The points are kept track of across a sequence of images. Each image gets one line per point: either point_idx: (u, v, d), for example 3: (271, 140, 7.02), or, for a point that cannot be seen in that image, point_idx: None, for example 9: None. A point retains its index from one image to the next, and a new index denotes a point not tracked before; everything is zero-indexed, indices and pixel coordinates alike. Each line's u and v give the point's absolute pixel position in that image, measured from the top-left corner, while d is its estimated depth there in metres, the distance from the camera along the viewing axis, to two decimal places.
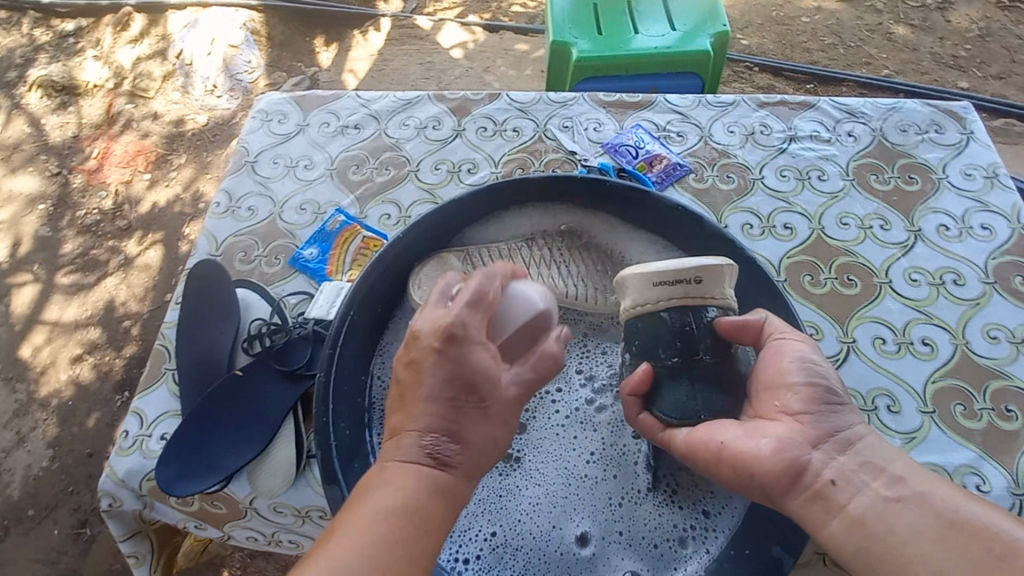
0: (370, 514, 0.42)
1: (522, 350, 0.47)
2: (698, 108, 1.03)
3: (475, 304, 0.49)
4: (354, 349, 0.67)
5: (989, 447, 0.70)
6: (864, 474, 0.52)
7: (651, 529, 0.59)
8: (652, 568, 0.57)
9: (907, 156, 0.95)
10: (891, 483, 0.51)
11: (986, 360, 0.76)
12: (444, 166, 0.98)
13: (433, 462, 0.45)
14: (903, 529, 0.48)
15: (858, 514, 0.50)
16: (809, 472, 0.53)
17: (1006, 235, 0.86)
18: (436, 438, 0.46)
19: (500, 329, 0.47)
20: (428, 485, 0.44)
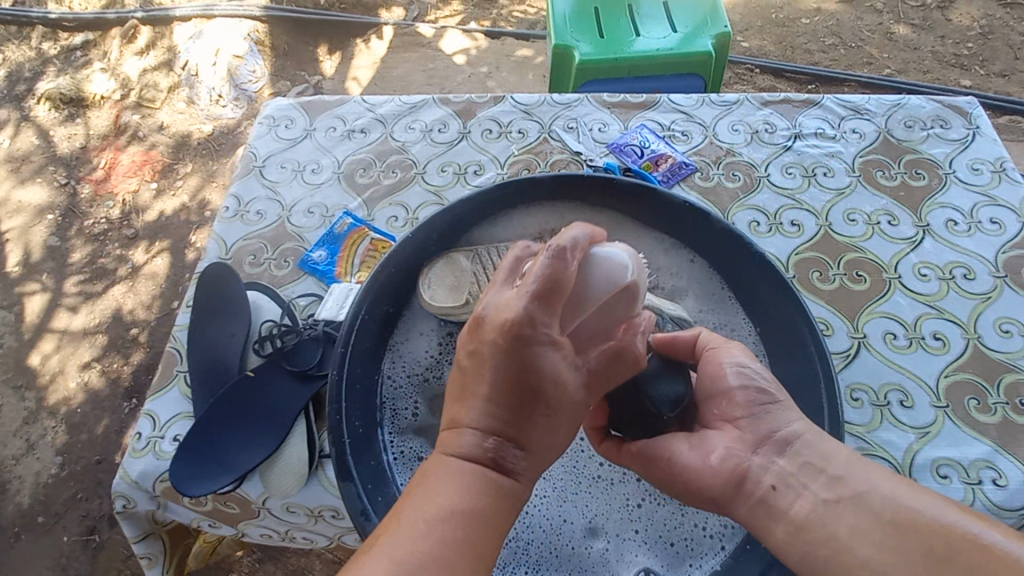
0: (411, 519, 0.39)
1: (453, 403, 0.44)
2: (702, 107, 1.04)
3: (477, 324, 0.45)
4: (365, 348, 0.67)
5: (1004, 440, 0.69)
6: (802, 476, 0.52)
7: (665, 526, 0.59)
8: (666, 566, 0.57)
9: (912, 152, 0.96)
10: (833, 484, 0.50)
11: (999, 353, 0.76)
12: (450, 168, 0.99)
13: (482, 455, 0.42)
14: (839, 527, 0.48)
15: (800, 519, 0.50)
16: (748, 480, 0.54)
17: (1016, 228, 0.86)
18: (488, 440, 0.42)
19: (473, 345, 0.44)
20: (489, 483, 0.41)
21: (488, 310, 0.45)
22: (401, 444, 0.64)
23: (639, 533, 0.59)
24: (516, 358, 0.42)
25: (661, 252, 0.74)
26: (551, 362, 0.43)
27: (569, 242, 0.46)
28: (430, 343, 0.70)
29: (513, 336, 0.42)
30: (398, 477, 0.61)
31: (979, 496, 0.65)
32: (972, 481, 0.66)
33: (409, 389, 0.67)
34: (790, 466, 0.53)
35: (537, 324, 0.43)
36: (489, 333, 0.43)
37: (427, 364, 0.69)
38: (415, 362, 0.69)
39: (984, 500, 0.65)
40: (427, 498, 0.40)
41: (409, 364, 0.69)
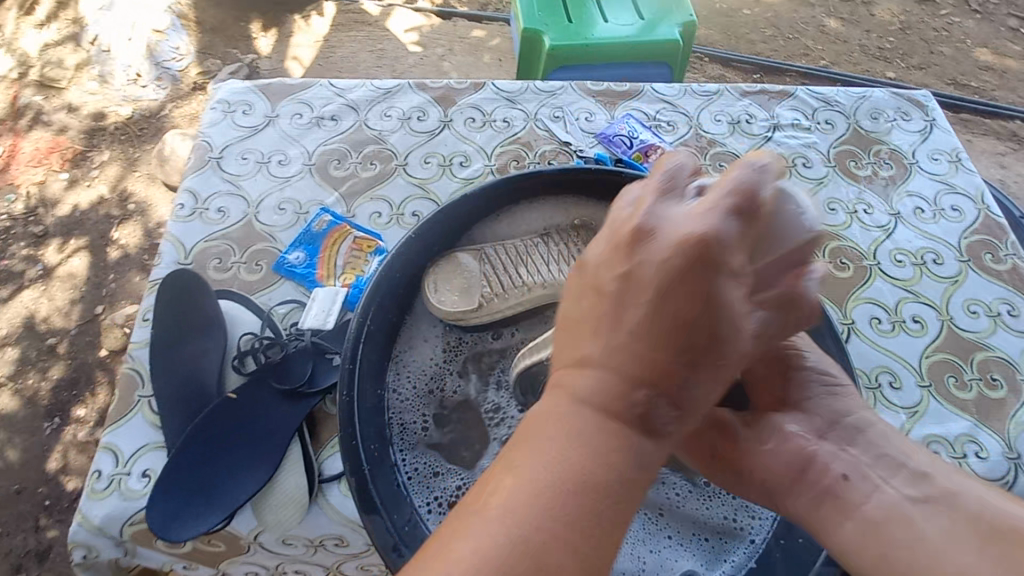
0: (539, 471, 0.34)
1: (576, 337, 0.38)
2: (685, 98, 1.03)
3: (634, 237, 0.38)
4: (373, 362, 0.61)
5: (981, 415, 0.75)
6: (881, 469, 0.46)
7: (697, 525, 0.58)
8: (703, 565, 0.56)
9: (880, 143, 1.00)
10: (917, 481, 0.45)
11: (970, 334, 0.81)
12: (434, 159, 0.93)
13: (613, 414, 0.36)
14: (924, 528, 0.42)
15: (875, 517, 0.44)
16: (814, 466, 0.48)
17: (974, 215, 0.93)
18: (636, 394, 0.36)
19: (626, 266, 0.37)
20: (613, 436, 0.35)
21: (660, 223, 0.38)
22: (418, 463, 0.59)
23: (673, 538, 0.57)
24: (690, 292, 0.36)
25: None
26: (729, 290, 0.37)
27: (754, 168, 0.39)
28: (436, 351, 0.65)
29: (629, 251, 0.37)
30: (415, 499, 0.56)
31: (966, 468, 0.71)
32: (958, 455, 0.72)
33: (418, 402, 0.62)
34: (866, 457, 0.47)
35: (727, 248, 0.36)
36: (599, 264, 0.39)
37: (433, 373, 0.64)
38: (422, 372, 0.64)
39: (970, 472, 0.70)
40: (537, 444, 0.35)
41: (413, 375, 0.64)
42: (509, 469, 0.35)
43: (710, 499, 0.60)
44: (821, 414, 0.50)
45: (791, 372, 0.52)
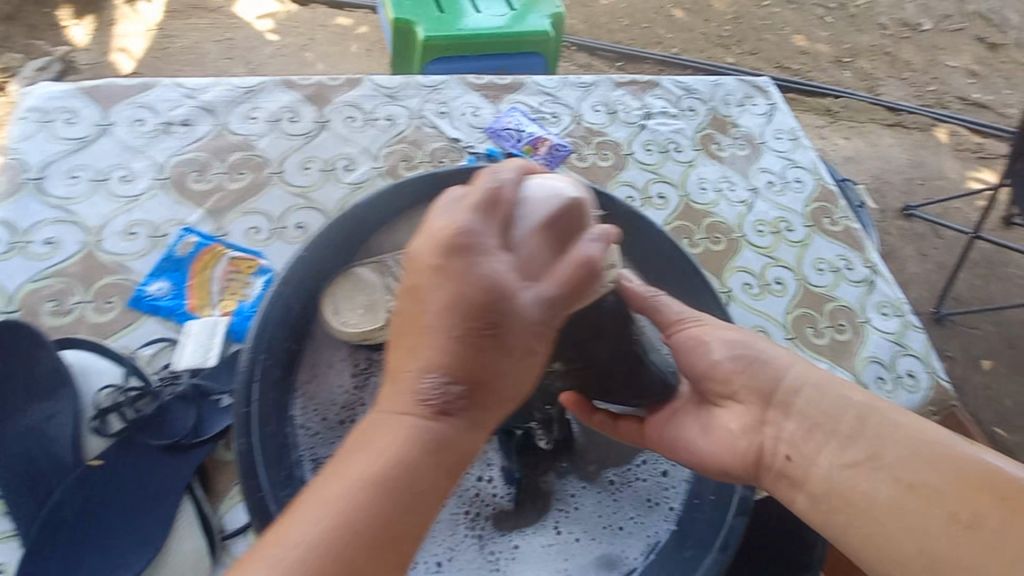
0: (326, 494, 0.36)
1: (398, 351, 0.41)
2: (564, 89, 1.06)
3: (453, 235, 0.41)
4: (271, 400, 0.55)
5: (835, 357, 0.88)
6: (816, 438, 0.52)
7: (602, 510, 0.62)
8: (623, 546, 0.59)
9: (734, 126, 1.11)
10: (848, 445, 0.50)
11: (820, 289, 0.95)
12: (314, 164, 0.85)
13: (423, 411, 0.40)
14: (878, 493, 0.47)
15: (820, 485, 0.51)
16: (765, 452, 0.54)
17: (812, 185, 1.07)
18: (429, 380, 0.40)
19: (440, 259, 0.40)
20: (433, 427, 0.39)
21: (462, 223, 0.42)
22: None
23: (580, 534, 0.60)
24: (450, 275, 0.40)
25: None
26: (497, 269, 0.41)
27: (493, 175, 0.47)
28: (344, 377, 0.62)
29: (447, 253, 0.40)
30: None
31: None
32: None
33: (330, 434, 0.58)
34: (798, 429, 0.53)
35: (475, 232, 0.42)
36: (423, 255, 0.41)
37: (343, 401, 0.61)
38: (331, 401, 0.60)
39: None
40: (370, 447, 0.38)
41: (321, 406, 0.59)
42: (319, 492, 0.37)
43: (624, 483, 0.64)
44: (749, 398, 0.56)
45: (724, 371, 0.56)
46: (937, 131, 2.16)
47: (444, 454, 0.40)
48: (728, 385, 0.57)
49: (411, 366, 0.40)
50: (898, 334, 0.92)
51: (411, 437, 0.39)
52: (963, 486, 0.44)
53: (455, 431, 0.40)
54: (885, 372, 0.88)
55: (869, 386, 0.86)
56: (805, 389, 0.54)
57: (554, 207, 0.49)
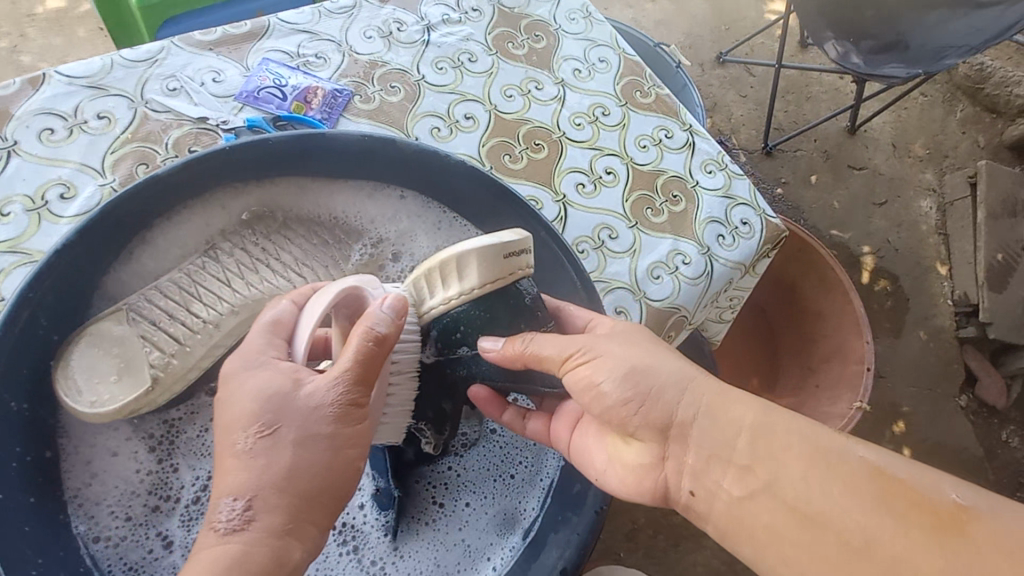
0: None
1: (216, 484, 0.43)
2: (323, 21, 0.89)
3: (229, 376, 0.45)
4: (27, 531, 0.45)
5: (677, 230, 0.89)
6: (714, 472, 0.47)
7: (489, 464, 0.60)
8: (517, 495, 0.58)
9: (525, 17, 1.02)
10: (745, 476, 0.45)
11: (648, 166, 0.93)
12: (14, 206, 0.65)
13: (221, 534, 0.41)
14: (774, 520, 0.43)
15: (720, 522, 0.47)
16: (671, 490, 0.50)
17: (617, 61, 1.03)
18: (230, 503, 0.41)
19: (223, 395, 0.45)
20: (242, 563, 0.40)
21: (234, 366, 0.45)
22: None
23: (469, 497, 0.58)
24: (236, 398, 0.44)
25: (365, 199, 0.65)
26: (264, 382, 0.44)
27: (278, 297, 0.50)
28: (140, 459, 0.53)
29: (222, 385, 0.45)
30: None
31: (681, 278, 0.84)
32: (673, 270, 0.85)
33: (138, 528, 0.51)
34: (700, 461, 0.47)
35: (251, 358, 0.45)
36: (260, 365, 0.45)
37: (139, 479, 0.53)
38: (124, 486, 0.52)
39: (683, 280, 0.84)
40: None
41: (111, 496, 0.51)
42: None
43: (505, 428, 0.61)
44: (648, 435, 0.50)
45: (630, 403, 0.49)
46: None
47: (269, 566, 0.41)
48: (628, 428, 0.51)
49: (214, 496, 0.42)
50: (726, 188, 0.95)
51: (230, 556, 0.40)
52: (857, 512, 0.40)
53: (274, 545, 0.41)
54: (724, 228, 0.91)
55: (712, 246, 0.88)
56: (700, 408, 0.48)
57: (339, 297, 0.48)
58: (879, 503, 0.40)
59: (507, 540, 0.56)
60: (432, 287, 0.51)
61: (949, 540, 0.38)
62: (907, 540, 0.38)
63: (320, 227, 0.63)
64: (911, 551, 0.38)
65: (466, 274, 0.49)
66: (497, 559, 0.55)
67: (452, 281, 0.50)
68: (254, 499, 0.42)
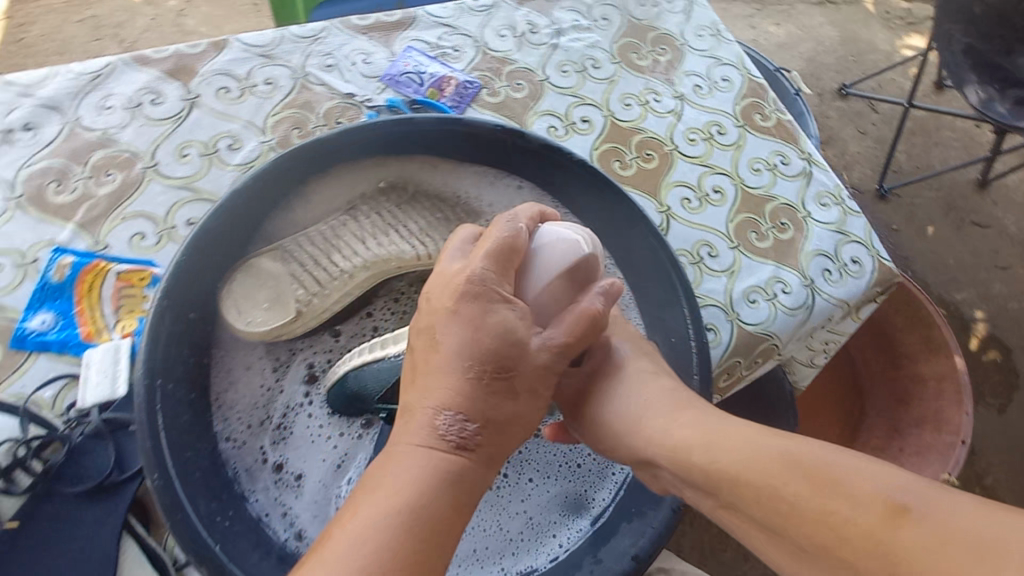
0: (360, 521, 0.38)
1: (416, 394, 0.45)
2: (464, 16, 0.96)
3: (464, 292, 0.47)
4: (181, 422, 0.50)
5: (780, 257, 0.87)
6: (689, 487, 0.47)
7: (557, 448, 0.61)
8: (586, 481, 0.59)
9: (653, 29, 1.04)
10: (709, 495, 0.45)
11: (759, 190, 0.92)
12: (192, 150, 0.75)
13: (444, 444, 0.43)
14: (750, 532, 0.42)
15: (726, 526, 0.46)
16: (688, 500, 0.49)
17: (740, 82, 1.02)
18: (445, 417, 0.44)
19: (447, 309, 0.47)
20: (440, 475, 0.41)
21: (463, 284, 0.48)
22: (269, 498, 0.54)
23: (534, 474, 0.59)
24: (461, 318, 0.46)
25: (487, 184, 0.70)
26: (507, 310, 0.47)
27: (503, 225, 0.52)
28: (266, 375, 0.58)
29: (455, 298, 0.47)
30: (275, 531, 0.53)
31: (778, 306, 0.83)
32: (770, 297, 0.83)
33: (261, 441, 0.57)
34: (676, 476, 0.47)
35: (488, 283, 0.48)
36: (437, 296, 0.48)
37: (264, 396, 0.58)
38: (251, 401, 0.57)
39: (781, 308, 0.82)
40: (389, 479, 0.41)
41: (240, 409, 0.56)
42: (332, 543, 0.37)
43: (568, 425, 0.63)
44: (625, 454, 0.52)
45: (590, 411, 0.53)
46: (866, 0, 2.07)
47: (462, 487, 0.42)
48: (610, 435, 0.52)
49: (428, 408, 0.44)
50: (839, 223, 0.91)
51: (432, 468, 0.42)
52: (801, 515, 0.38)
53: (475, 466, 0.43)
54: (831, 263, 0.88)
55: (815, 280, 0.86)
56: (648, 425, 0.50)
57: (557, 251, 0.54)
58: (817, 505, 0.37)
59: (569, 526, 0.57)
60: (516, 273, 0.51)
61: (895, 525, 0.34)
62: (861, 535, 0.35)
63: (444, 204, 0.68)
64: (857, 554, 0.35)
65: (521, 255, 0.51)
66: (558, 542, 0.56)
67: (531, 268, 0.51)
68: (467, 414, 0.44)
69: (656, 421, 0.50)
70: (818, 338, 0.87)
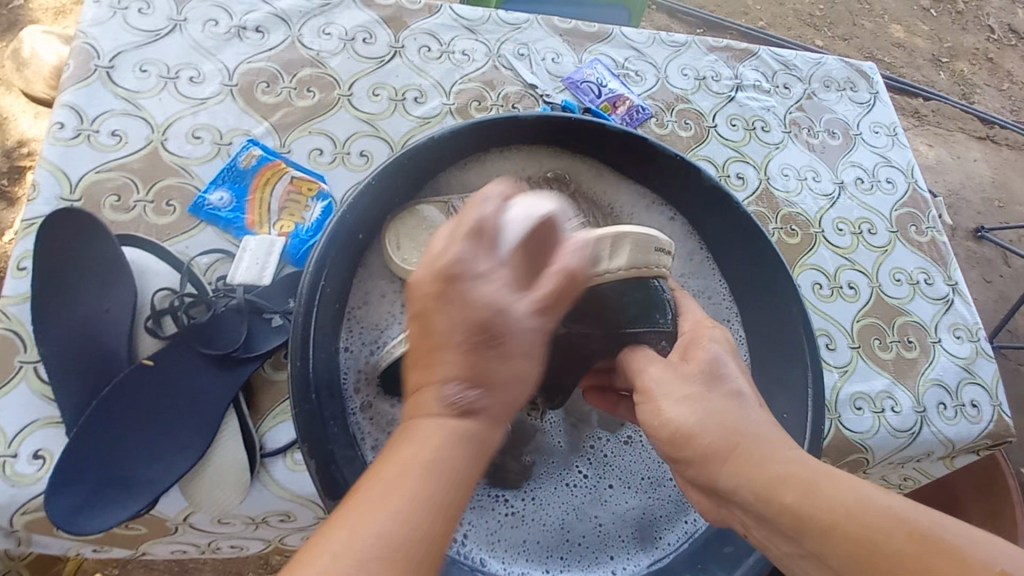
0: (380, 484, 0.35)
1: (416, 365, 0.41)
2: (653, 46, 0.98)
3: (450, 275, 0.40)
4: (328, 323, 0.53)
5: (899, 374, 0.83)
6: (764, 528, 0.44)
7: (641, 467, 0.60)
8: (660, 508, 0.58)
9: (830, 111, 1.02)
10: (787, 539, 0.42)
11: (894, 300, 0.88)
12: (384, 91, 0.81)
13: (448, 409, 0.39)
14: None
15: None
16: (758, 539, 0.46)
17: (904, 189, 0.99)
18: (451, 387, 0.39)
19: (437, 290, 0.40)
20: (473, 441, 0.38)
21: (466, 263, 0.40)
22: (371, 425, 0.54)
23: (614, 483, 0.59)
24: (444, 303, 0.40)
25: (643, 207, 0.70)
26: (483, 294, 0.40)
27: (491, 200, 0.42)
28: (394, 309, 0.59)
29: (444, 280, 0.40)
30: (367, 458, 0.52)
31: (883, 422, 0.78)
32: (878, 410, 0.79)
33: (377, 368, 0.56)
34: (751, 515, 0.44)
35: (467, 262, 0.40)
36: (423, 282, 0.40)
37: (388, 326, 0.58)
38: (377, 326, 0.58)
39: (886, 425, 0.78)
40: (411, 448, 0.37)
41: (366, 331, 0.57)
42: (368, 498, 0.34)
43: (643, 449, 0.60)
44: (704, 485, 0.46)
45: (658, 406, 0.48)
46: None
47: (476, 452, 0.38)
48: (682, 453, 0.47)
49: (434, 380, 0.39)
50: (969, 360, 0.86)
51: (450, 435, 0.37)
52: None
53: (484, 427, 0.39)
54: (948, 398, 0.82)
55: (930, 410, 0.81)
56: (743, 449, 0.44)
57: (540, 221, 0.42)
58: (930, 554, 0.35)
59: (627, 550, 0.56)
60: (595, 257, 0.46)
61: None
62: None
63: (600, 210, 0.69)
64: None
65: (619, 254, 0.47)
66: (611, 561, 0.55)
67: (607, 258, 0.46)
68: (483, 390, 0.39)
69: (756, 443, 0.45)
70: (897, 472, 0.83)
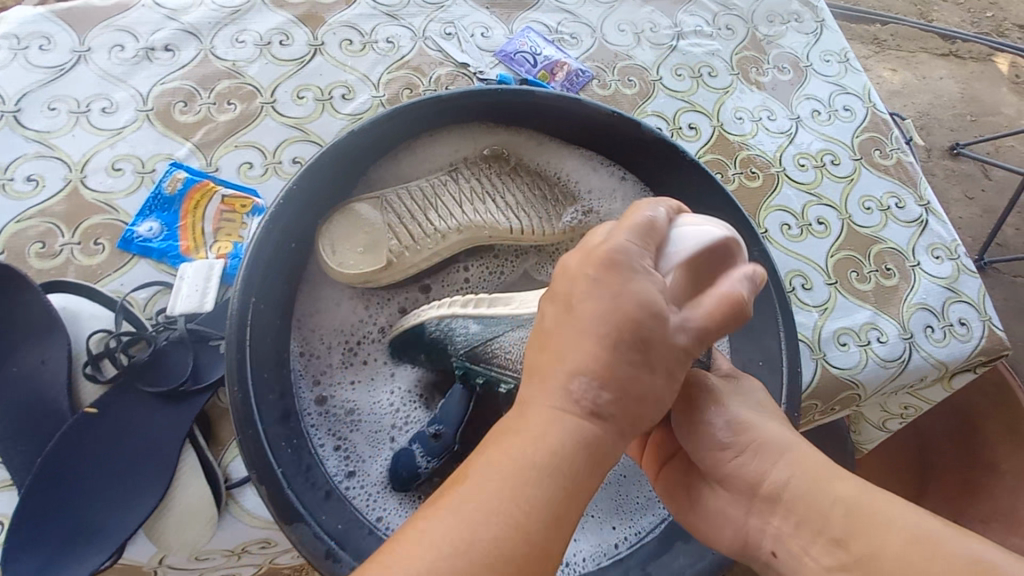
0: (474, 502, 0.32)
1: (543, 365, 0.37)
2: (586, 6, 0.95)
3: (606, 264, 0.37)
4: (264, 341, 0.50)
5: (880, 303, 0.80)
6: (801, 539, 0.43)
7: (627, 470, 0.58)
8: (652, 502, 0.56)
9: (777, 46, 0.99)
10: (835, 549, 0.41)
11: (867, 229, 0.86)
12: (309, 93, 0.78)
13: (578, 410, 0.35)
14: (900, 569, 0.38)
15: None
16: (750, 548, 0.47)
17: (863, 114, 0.96)
18: (582, 381, 0.35)
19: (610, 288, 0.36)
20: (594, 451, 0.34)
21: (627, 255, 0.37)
22: (334, 432, 0.54)
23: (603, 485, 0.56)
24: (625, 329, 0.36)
25: (589, 171, 0.68)
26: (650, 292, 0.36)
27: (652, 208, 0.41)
28: (358, 310, 0.59)
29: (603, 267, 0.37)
30: (329, 464, 0.52)
31: (870, 354, 0.76)
32: (863, 342, 0.77)
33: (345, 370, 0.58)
34: (787, 526, 0.44)
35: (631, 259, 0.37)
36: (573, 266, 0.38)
37: (353, 327, 0.59)
38: (336, 329, 0.58)
39: (874, 357, 0.76)
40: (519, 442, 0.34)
41: (327, 335, 0.58)
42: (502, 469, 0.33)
43: None
44: (740, 486, 0.46)
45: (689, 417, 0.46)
46: (998, 59, 1.91)
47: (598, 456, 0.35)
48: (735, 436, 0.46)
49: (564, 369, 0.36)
50: (951, 279, 0.84)
51: (579, 437, 0.34)
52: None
53: (608, 437, 0.35)
54: (935, 320, 0.80)
55: (917, 334, 0.79)
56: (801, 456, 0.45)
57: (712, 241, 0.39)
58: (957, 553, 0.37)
59: (629, 512, 0.55)
60: None
61: None
62: None
63: (543, 182, 0.66)
64: None
65: None
66: (622, 526, 0.54)
67: None
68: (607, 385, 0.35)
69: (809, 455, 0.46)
70: (895, 399, 0.82)
